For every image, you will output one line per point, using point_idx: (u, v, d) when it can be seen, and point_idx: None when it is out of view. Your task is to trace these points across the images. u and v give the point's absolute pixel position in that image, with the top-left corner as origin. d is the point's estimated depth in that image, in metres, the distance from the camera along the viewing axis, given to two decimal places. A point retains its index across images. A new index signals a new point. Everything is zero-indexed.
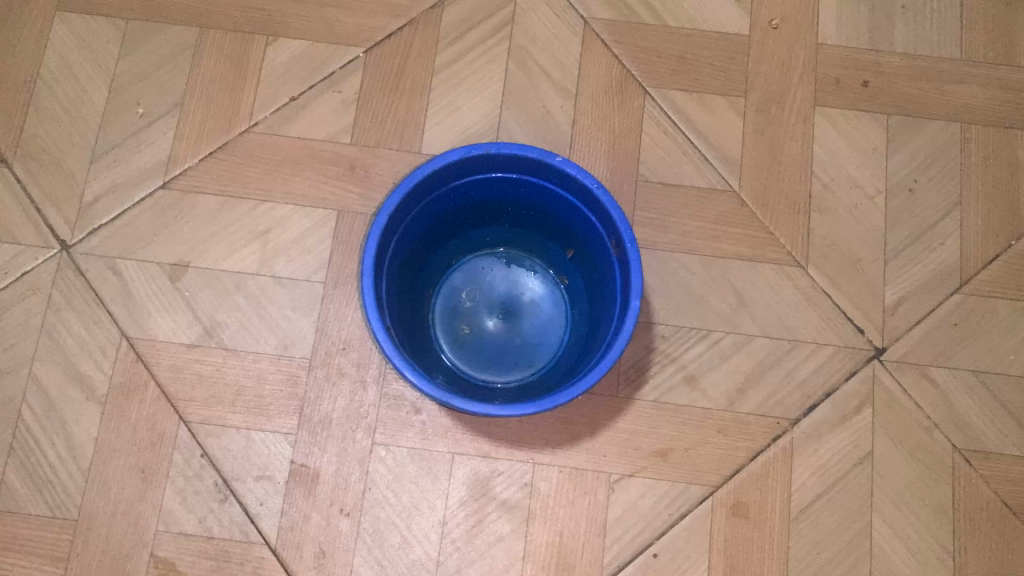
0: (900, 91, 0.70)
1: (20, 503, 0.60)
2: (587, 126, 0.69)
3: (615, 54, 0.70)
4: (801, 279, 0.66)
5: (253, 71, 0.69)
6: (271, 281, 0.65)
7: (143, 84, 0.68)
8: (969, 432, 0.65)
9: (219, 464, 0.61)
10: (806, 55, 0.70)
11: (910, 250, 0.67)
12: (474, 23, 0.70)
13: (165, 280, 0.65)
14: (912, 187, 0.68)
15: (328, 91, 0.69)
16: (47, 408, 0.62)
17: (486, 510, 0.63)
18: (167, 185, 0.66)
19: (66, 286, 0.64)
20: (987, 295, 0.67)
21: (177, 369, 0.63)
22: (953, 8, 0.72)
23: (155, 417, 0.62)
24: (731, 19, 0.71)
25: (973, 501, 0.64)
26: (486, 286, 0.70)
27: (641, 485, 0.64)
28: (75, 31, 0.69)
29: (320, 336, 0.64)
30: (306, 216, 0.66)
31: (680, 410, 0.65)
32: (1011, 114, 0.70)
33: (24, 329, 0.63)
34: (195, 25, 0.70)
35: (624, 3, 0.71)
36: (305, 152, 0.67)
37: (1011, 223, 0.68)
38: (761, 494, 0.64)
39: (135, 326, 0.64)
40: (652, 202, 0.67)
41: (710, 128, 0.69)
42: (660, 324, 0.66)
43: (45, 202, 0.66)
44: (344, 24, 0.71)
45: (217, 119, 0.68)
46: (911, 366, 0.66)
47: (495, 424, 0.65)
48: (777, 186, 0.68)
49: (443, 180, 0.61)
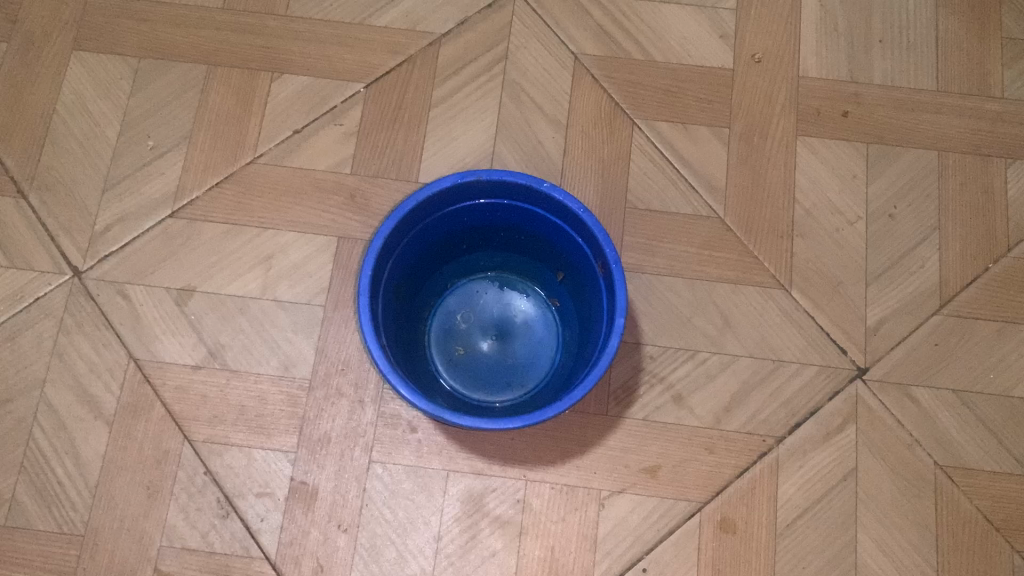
0: (880, 119, 0.73)
1: (31, 518, 0.64)
2: (577, 156, 0.71)
3: (604, 88, 0.73)
4: (783, 301, 0.69)
5: (258, 105, 0.72)
6: (274, 304, 0.68)
7: (153, 119, 0.72)
8: (951, 449, 0.66)
9: (221, 482, 0.65)
10: (788, 87, 0.73)
11: (890, 273, 0.70)
12: (469, 58, 0.73)
13: (172, 305, 0.68)
14: (892, 213, 0.71)
15: (331, 124, 0.72)
16: (57, 427, 0.66)
17: (479, 526, 0.65)
18: (174, 214, 0.70)
19: (77, 310, 0.68)
20: (966, 316, 0.69)
21: (182, 390, 0.66)
22: (929, 42, 0.75)
23: (162, 436, 0.65)
24: (715, 54, 0.74)
25: (954, 517, 0.65)
26: (480, 309, 0.70)
27: (630, 501, 0.65)
28: (90, 69, 0.73)
29: (320, 358, 0.67)
30: (307, 243, 0.69)
31: (668, 428, 0.66)
32: (986, 140, 0.73)
33: (39, 352, 0.67)
34: (204, 63, 0.73)
35: (613, 40, 0.75)
36: (304, 181, 0.70)
37: (987, 246, 0.71)
38: (748, 511, 0.65)
39: (144, 349, 0.67)
40: (639, 227, 0.70)
41: (695, 157, 0.72)
42: (648, 345, 0.68)
43: (59, 231, 0.70)
44: (345, 60, 0.73)
45: (223, 152, 0.71)
46: (893, 386, 0.67)
47: (489, 442, 0.66)
48: (760, 212, 0.71)
49: (434, 207, 0.60)
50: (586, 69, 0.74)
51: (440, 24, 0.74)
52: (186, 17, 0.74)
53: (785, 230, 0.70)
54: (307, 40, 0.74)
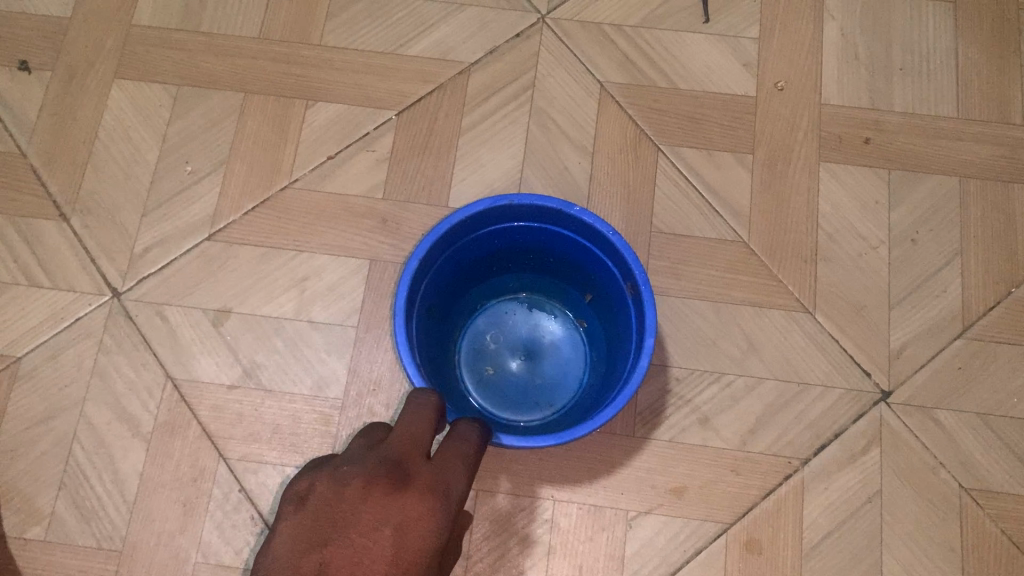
0: (901, 146, 0.74)
1: (70, 533, 0.65)
2: (603, 182, 0.73)
3: (629, 115, 0.75)
4: (807, 324, 0.70)
5: (293, 132, 0.74)
6: (307, 325, 0.70)
7: (191, 145, 0.74)
8: (975, 472, 0.67)
9: (256, 499, 0.66)
10: (810, 115, 0.75)
11: (913, 297, 0.71)
12: (498, 86, 0.75)
13: (208, 325, 0.70)
14: (914, 239, 0.72)
15: (363, 150, 0.74)
16: (96, 444, 0.67)
17: (508, 544, 0.66)
18: (211, 238, 0.72)
19: (117, 330, 0.70)
20: (989, 340, 0.70)
21: (218, 410, 0.68)
22: (949, 71, 0.77)
23: (198, 454, 0.67)
24: (739, 82, 0.76)
25: (979, 539, 0.66)
26: (509, 330, 0.71)
27: (657, 522, 0.66)
28: (131, 96, 0.76)
29: (352, 378, 0.69)
30: (340, 266, 0.71)
31: (694, 449, 0.67)
32: (1007, 166, 0.74)
33: (79, 371, 0.69)
34: (241, 91, 0.76)
35: (638, 69, 0.76)
36: (337, 205, 0.72)
37: (1008, 271, 0.72)
38: (774, 532, 0.66)
39: (181, 369, 0.69)
40: (665, 251, 0.71)
41: (719, 183, 0.73)
42: (674, 367, 0.69)
43: (100, 253, 0.72)
44: (377, 88, 0.75)
45: (259, 177, 0.73)
46: (916, 409, 0.68)
47: (517, 462, 0.68)
48: (784, 237, 0.72)
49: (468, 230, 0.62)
50: (612, 97, 0.75)
51: (469, 53, 0.76)
52: (223, 47, 0.77)
53: (808, 254, 0.72)
54: (340, 68, 0.76)
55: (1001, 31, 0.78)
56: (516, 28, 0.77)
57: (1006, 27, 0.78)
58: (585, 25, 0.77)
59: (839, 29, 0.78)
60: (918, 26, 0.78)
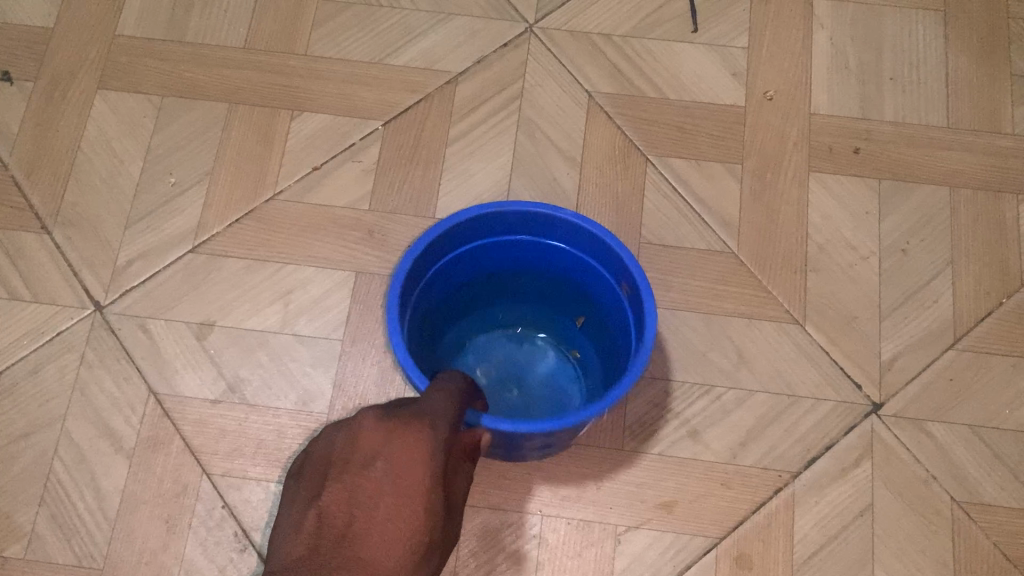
0: (892, 156, 0.74)
1: (50, 551, 0.64)
2: (592, 192, 0.72)
3: (618, 125, 0.74)
4: (798, 336, 0.69)
5: (278, 143, 0.74)
6: (293, 339, 0.69)
7: (175, 156, 0.74)
8: (968, 484, 0.66)
9: (239, 515, 0.65)
10: (800, 124, 0.74)
11: (904, 308, 0.70)
12: (486, 96, 0.75)
13: (192, 339, 0.69)
14: (905, 249, 0.72)
15: (350, 161, 0.73)
16: (78, 460, 0.66)
17: (495, 561, 0.65)
18: (195, 250, 0.71)
19: (99, 344, 0.69)
20: (981, 351, 0.69)
21: (201, 425, 0.67)
22: (939, 80, 0.76)
23: (180, 469, 0.66)
24: (728, 91, 0.75)
25: (972, 553, 0.65)
26: (499, 365, 0.71)
27: (646, 537, 0.65)
28: (114, 107, 0.75)
29: (338, 392, 0.68)
30: (326, 278, 0.70)
31: (684, 463, 0.67)
32: (998, 176, 0.74)
33: (61, 386, 0.68)
34: (226, 101, 0.75)
35: (627, 78, 0.76)
36: (323, 217, 0.72)
37: (1001, 281, 0.71)
38: (765, 546, 0.65)
39: (164, 383, 0.68)
40: (654, 262, 0.71)
41: (708, 194, 0.73)
42: (664, 379, 0.68)
43: (83, 266, 0.71)
44: (364, 98, 0.75)
45: (244, 188, 0.72)
46: (908, 421, 0.67)
47: (506, 477, 0.67)
48: (774, 248, 0.71)
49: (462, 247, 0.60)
50: (600, 107, 0.75)
51: (456, 63, 0.76)
52: (208, 57, 0.76)
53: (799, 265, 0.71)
54: (327, 78, 0.75)
55: (991, 40, 0.77)
56: (504, 38, 0.76)
57: (997, 36, 0.77)
58: (573, 35, 0.77)
59: (830, 38, 0.77)
60: (908, 35, 0.77)
